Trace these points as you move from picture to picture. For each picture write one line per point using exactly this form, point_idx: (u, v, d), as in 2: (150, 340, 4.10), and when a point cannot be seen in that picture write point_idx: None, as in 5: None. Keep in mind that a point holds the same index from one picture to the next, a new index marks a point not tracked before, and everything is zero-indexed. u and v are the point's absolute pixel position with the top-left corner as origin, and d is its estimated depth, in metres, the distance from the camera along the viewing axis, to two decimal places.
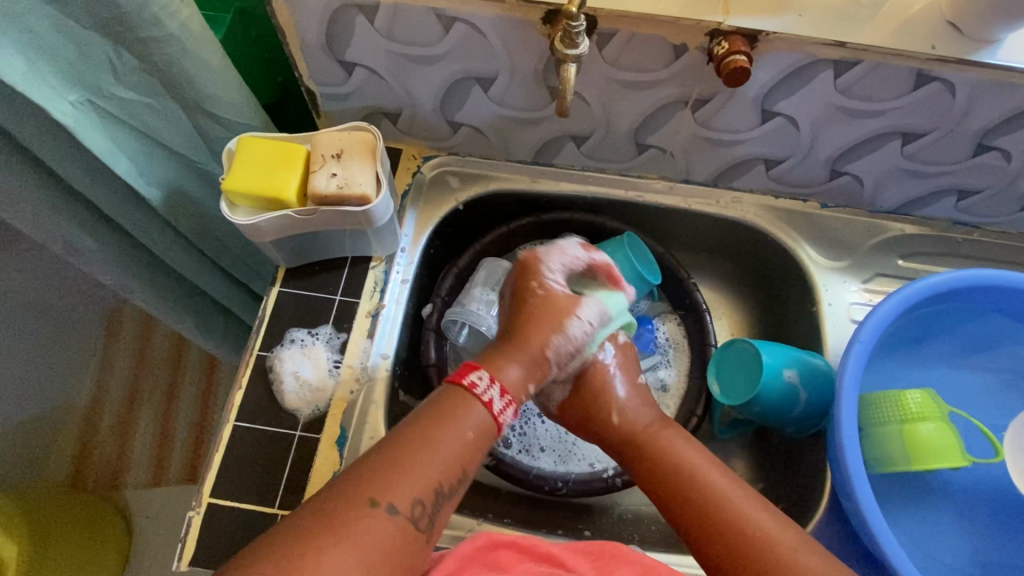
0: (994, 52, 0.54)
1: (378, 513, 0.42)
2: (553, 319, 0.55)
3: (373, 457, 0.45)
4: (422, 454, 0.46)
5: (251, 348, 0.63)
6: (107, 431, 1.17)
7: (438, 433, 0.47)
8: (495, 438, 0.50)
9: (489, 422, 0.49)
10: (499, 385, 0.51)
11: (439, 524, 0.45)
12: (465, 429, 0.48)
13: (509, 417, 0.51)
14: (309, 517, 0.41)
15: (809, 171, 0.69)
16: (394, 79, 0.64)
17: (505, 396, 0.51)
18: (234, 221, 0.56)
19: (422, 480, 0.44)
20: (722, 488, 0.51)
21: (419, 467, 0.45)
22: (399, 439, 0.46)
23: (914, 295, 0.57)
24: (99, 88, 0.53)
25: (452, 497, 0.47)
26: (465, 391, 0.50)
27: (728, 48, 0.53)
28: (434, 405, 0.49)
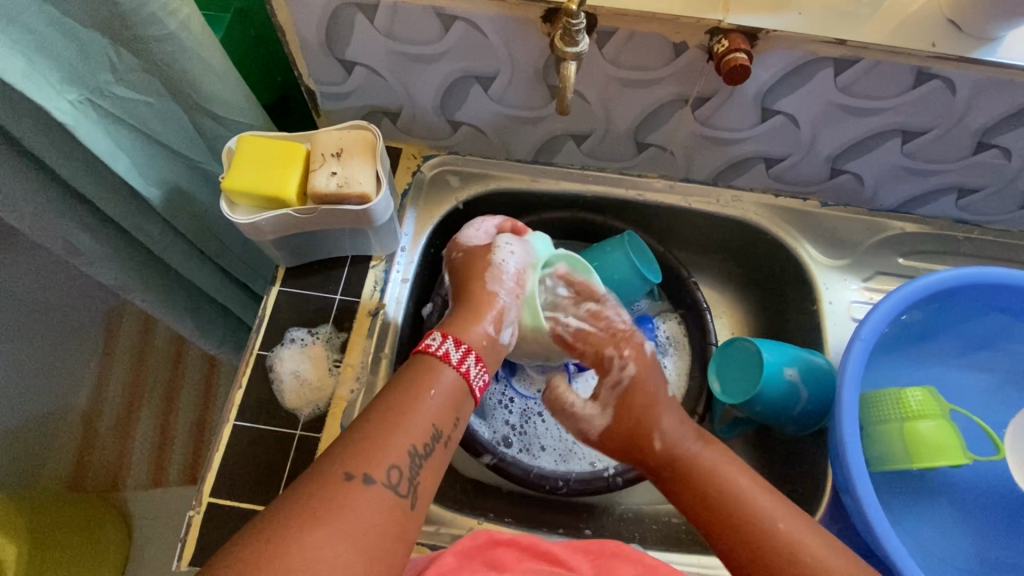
0: (994, 50, 0.54)
1: (355, 484, 0.43)
2: (483, 265, 0.61)
3: (342, 436, 0.46)
4: (389, 419, 0.47)
5: (251, 347, 0.63)
6: (106, 432, 1.17)
7: (400, 399, 0.48)
8: (466, 398, 0.52)
9: (460, 382, 0.52)
10: (454, 338, 0.54)
11: (422, 488, 0.46)
12: (428, 389, 0.50)
13: (475, 367, 0.54)
14: (287, 503, 0.41)
15: (809, 170, 0.69)
16: (394, 77, 0.64)
17: (461, 345, 0.54)
18: (234, 220, 0.56)
19: (394, 447, 0.45)
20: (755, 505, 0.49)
21: (391, 435, 0.46)
22: (364, 413, 0.48)
23: (914, 293, 0.57)
24: (98, 87, 0.53)
25: (431, 461, 0.47)
26: (428, 354, 0.53)
27: (728, 46, 0.53)
28: (396, 376, 0.51)
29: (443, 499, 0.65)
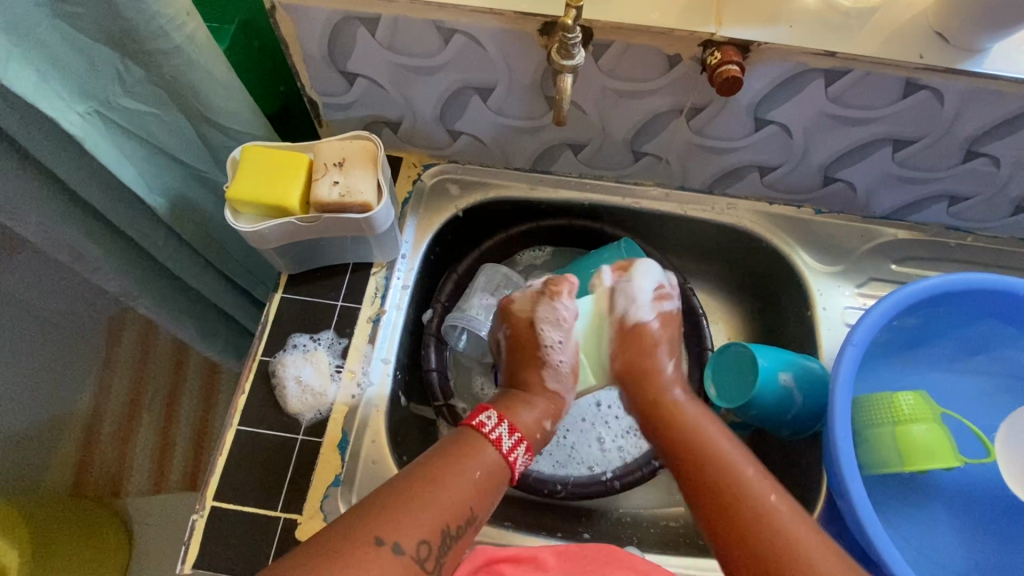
0: (980, 61, 0.55)
1: (383, 552, 0.43)
2: (529, 357, 0.61)
3: (377, 495, 0.47)
4: (430, 492, 0.47)
5: (253, 353, 0.64)
6: (107, 438, 1.18)
7: (443, 472, 0.49)
8: (502, 483, 0.53)
9: (500, 462, 0.53)
10: (507, 423, 0.55)
11: (445, 570, 0.46)
12: (473, 469, 0.50)
13: (521, 455, 0.55)
14: (316, 552, 0.42)
15: (803, 177, 0.70)
16: (395, 88, 0.65)
17: (514, 433, 0.55)
18: (238, 228, 0.58)
19: (428, 522, 0.46)
20: (732, 470, 0.52)
21: (428, 510, 0.46)
22: (405, 478, 0.49)
23: (906, 298, 0.58)
24: (107, 99, 0.55)
25: (459, 542, 0.48)
26: (475, 431, 0.54)
27: (720, 58, 0.55)
28: (440, 448, 0.52)
29: None
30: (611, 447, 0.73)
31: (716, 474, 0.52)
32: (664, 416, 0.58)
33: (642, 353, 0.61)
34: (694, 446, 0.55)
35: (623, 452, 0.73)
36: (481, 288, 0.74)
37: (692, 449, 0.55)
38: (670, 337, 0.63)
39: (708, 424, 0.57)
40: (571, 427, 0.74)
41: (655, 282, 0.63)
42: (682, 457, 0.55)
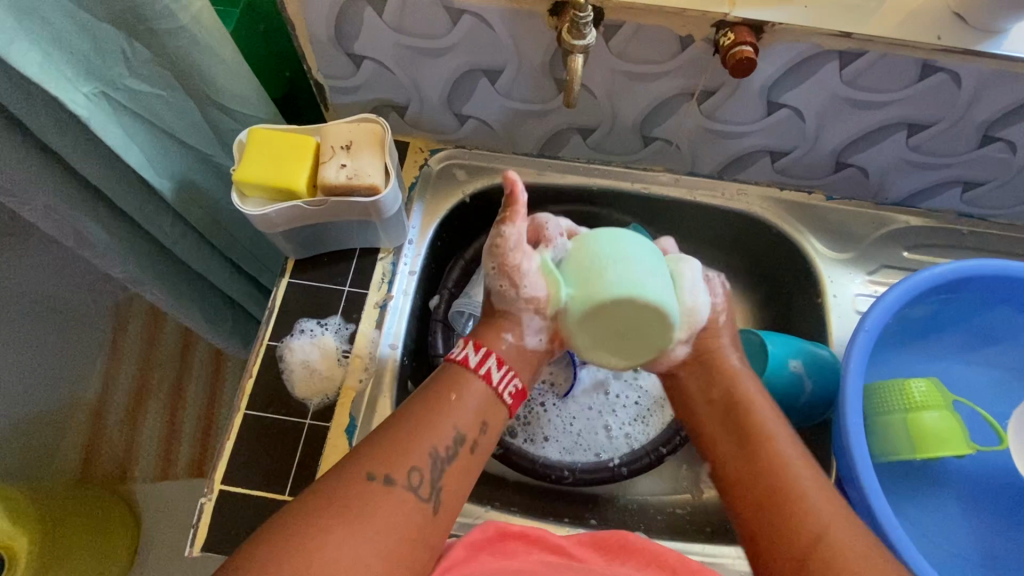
0: (999, 43, 0.54)
1: (375, 486, 0.44)
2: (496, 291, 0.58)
3: (368, 435, 0.48)
4: (413, 426, 0.48)
5: (261, 338, 0.64)
6: (114, 425, 1.18)
7: (427, 403, 0.49)
8: (498, 405, 0.52)
9: (489, 395, 0.52)
10: (475, 343, 0.54)
11: (445, 493, 0.46)
12: (450, 394, 0.50)
13: (495, 369, 0.53)
14: (317, 495, 0.43)
15: (815, 163, 0.69)
16: (402, 71, 0.65)
17: (481, 350, 0.53)
18: (245, 211, 0.57)
19: (417, 451, 0.46)
20: (786, 457, 0.51)
21: (413, 440, 0.47)
22: (391, 416, 0.49)
23: (919, 285, 0.57)
24: (113, 81, 0.54)
25: (452, 466, 0.48)
26: (462, 364, 0.52)
27: (733, 39, 0.54)
28: (426, 378, 0.52)
29: None
30: (618, 435, 0.73)
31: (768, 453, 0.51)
32: (739, 400, 0.56)
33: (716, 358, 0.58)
34: (758, 434, 0.53)
35: (630, 439, 0.73)
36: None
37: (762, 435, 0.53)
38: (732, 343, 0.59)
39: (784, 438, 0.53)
40: (577, 415, 0.74)
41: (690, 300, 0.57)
42: (727, 409, 0.56)
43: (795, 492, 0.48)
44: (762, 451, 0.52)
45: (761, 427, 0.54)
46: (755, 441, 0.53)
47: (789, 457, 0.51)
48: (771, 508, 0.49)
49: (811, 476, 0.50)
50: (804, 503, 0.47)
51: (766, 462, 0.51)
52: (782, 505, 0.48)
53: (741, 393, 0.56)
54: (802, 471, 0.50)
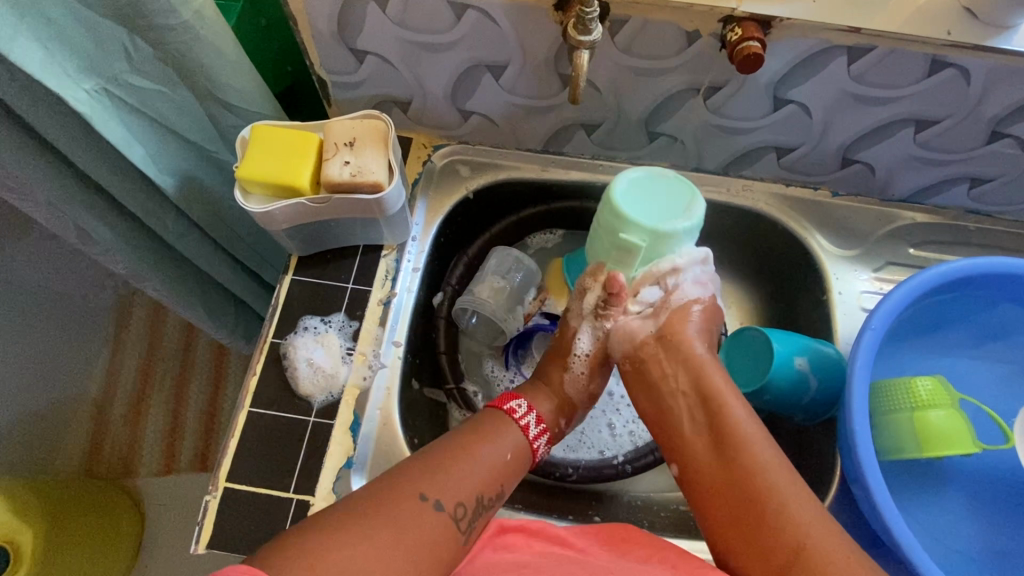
0: (1009, 38, 0.53)
1: (425, 507, 0.45)
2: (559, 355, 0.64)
3: (416, 456, 0.50)
4: (465, 461, 0.50)
5: (265, 335, 0.64)
6: (118, 420, 1.18)
7: (476, 440, 0.52)
8: (527, 459, 0.56)
9: (523, 442, 0.56)
10: (536, 414, 0.58)
11: (478, 533, 0.49)
12: (502, 445, 0.53)
13: (543, 445, 0.58)
14: (364, 500, 0.44)
15: (821, 159, 0.69)
16: (405, 67, 0.64)
17: (541, 423, 0.58)
18: (248, 208, 0.57)
19: (466, 487, 0.48)
20: (761, 460, 0.52)
21: (463, 474, 0.49)
22: (440, 443, 0.52)
23: (926, 283, 0.57)
24: (114, 77, 0.54)
25: (490, 509, 0.50)
26: (501, 411, 0.57)
27: (741, 34, 0.53)
28: (475, 420, 0.55)
29: None
30: (621, 432, 0.73)
31: (742, 457, 0.52)
32: (709, 396, 0.57)
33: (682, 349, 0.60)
34: (732, 436, 0.54)
35: (634, 437, 0.73)
36: (493, 273, 0.74)
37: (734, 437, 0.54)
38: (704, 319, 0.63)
39: (758, 439, 0.53)
40: None
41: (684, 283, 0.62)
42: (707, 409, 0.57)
43: (771, 499, 0.49)
44: (737, 454, 0.53)
45: (733, 429, 0.54)
46: (727, 444, 0.54)
47: (764, 461, 0.51)
48: (749, 516, 0.49)
49: (789, 479, 0.50)
50: (779, 511, 0.48)
51: (741, 467, 0.52)
52: (751, 511, 0.50)
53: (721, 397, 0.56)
54: (778, 474, 0.50)
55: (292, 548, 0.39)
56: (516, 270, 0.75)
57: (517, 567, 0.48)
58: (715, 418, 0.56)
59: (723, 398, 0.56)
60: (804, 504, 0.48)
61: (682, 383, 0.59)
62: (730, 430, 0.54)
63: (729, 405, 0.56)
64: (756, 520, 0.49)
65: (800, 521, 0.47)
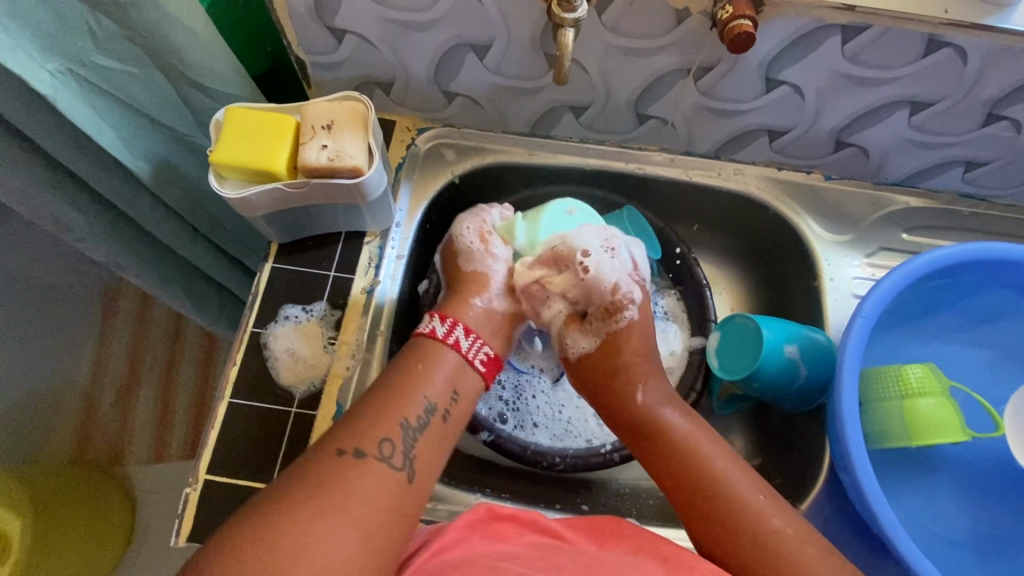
0: (1008, 17, 0.52)
1: (351, 461, 0.44)
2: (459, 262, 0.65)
3: (346, 409, 0.49)
4: (388, 400, 0.49)
5: (244, 325, 0.62)
6: (106, 408, 1.17)
7: (395, 378, 0.51)
8: (468, 371, 0.55)
9: (460, 362, 0.55)
10: (441, 318, 0.58)
11: (419, 462, 0.47)
12: (416, 364, 0.53)
13: (463, 336, 0.57)
14: (284, 485, 0.42)
15: (814, 142, 0.67)
16: (386, 47, 0.62)
17: (446, 321, 0.57)
18: (222, 194, 0.55)
19: (383, 424, 0.47)
20: (737, 492, 0.51)
21: (386, 413, 0.48)
22: (367, 389, 0.51)
23: (917, 269, 0.56)
24: (79, 57, 0.51)
25: (424, 436, 0.49)
26: (429, 337, 0.56)
27: (732, 12, 0.51)
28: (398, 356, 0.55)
29: (441, 475, 0.64)
30: None
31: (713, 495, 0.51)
32: (661, 436, 0.56)
33: (628, 372, 0.60)
34: (682, 460, 0.54)
35: None
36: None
37: (687, 455, 0.54)
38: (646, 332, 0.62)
39: (708, 447, 0.54)
40: (567, 402, 0.73)
41: (612, 281, 0.61)
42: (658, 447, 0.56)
43: (738, 511, 0.50)
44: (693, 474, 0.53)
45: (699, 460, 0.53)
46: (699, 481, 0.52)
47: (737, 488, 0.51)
48: (718, 523, 0.50)
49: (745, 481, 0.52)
50: (749, 519, 0.49)
51: (724, 502, 0.51)
52: (747, 538, 0.49)
53: (670, 431, 0.56)
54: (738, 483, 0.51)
55: (225, 544, 0.38)
56: None
57: (502, 556, 0.48)
58: (652, 445, 0.56)
59: (653, 414, 0.57)
60: (775, 514, 0.49)
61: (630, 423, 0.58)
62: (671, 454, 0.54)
63: (662, 423, 0.56)
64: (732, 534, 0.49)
65: (773, 527, 0.49)
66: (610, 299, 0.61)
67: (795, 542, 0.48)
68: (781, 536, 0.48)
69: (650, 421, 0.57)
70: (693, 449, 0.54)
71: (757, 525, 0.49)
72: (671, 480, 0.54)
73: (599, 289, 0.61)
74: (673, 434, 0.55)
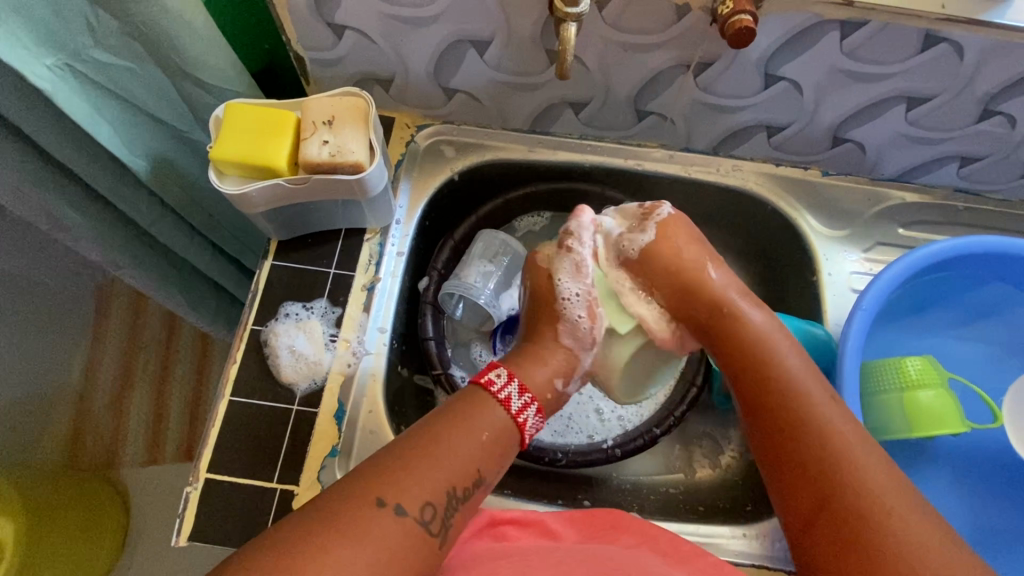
0: (1003, 13, 0.52)
1: (387, 516, 0.41)
2: (547, 307, 0.60)
3: (383, 452, 0.45)
4: (437, 459, 0.45)
5: (244, 322, 0.62)
6: (101, 410, 1.16)
7: (453, 432, 0.48)
8: (513, 445, 0.51)
9: (511, 428, 0.51)
10: (517, 383, 0.54)
11: (453, 530, 0.44)
12: (480, 429, 0.49)
13: (532, 416, 0.53)
14: (313, 516, 0.40)
15: (812, 138, 0.68)
16: (386, 43, 0.62)
17: (525, 395, 0.53)
18: (223, 190, 0.55)
19: (431, 485, 0.44)
20: (825, 416, 0.50)
21: (434, 470, 0.45)
22: (411, 434, 0.47)
23: (915, 263, 0.56)
24: (77, 51, 0.51)
25: (467, 504, 0.46)
26: (489, 391, 0.52)
27: (732, 7, 0.51)
28: (451, 403, 0.51)
29: None
30: (610, 417, 0.72)
31: (787, 398, 0.51)
32: (761, 341, 0.54)
33: (700, 280, 0.58)
34: (796, 401, 0.51)
35: (623, 421, 0.72)
36: (479, 257, 0.72)
37: (763, 357, 0.54)
38: (690, 234, 0.60)
39: (780, 341, 0.54)
40: (567, 399, 0.73)
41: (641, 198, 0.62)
42: (743, 355, 0.55)
43: (844, 466, 0.47)
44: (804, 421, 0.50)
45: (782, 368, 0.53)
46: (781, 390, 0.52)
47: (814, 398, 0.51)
48: (791, 453, 0.49)
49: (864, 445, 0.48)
50: (843, 454, 0.47)
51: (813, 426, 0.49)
52: (836, 474, 0.47)
53: (745, 328, 0.55)
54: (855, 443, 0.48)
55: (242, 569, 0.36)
56: (503, 253, 0.73)
57: (507, 554, 0.48)
58: (738, 351, 0.55)
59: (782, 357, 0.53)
60: (864, 447, 0.48)
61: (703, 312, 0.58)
62: (803, 397, 0.51)
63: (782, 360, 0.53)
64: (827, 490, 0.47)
65: (876, 491, 0.45)
66: (642, 208, 0.62)
67: (877, 487, 0.46)
68: (875, 501, 0.45)
69: (766, 356, 0.53)
70: (804, 392, 0.51)
71: (857, 486, 0.46)
72: (784, 420, 0.51)
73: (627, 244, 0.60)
74: (748, 331, 0.55)
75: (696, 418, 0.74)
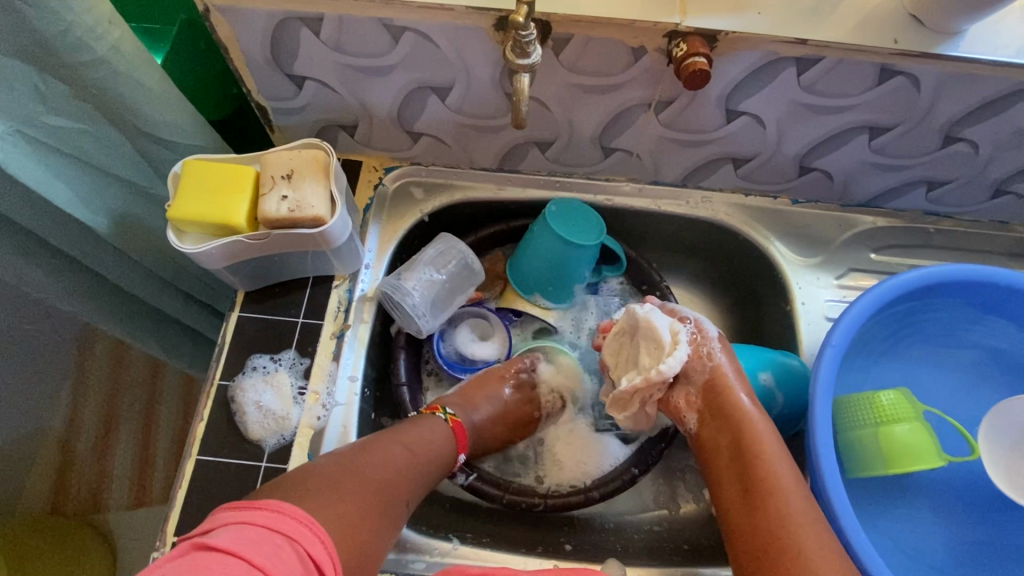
0: (956, 45, 0.52)
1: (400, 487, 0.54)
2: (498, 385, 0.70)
3: (382, 439, 0.56)
4: (422, 452, 0.58)
5: (211, 377, 0.61)
6: (84, 453, 1.01)
7: (434, 447, 0.60)
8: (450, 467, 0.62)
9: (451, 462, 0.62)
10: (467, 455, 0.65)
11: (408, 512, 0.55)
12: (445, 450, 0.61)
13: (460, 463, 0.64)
14: (347, 472, 0.50)
15: (779, 168, 0.68)
16: (346, 90, 0.62)
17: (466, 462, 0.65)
18: (182, 249, 0.54)
19: (416, 475, 0.56)
20: (790, 512, 0.50)
21: (421, 467, 0.57)
22: (409, 436, 0.58)
23: (884, 295, 0.56)
24: (29, 119, 0.50)
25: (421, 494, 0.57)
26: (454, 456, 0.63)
27: (686, 50, 0.51)
28: (430, 427, 0.62)
29: (420, 522, 0.63)
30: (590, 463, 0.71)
31: (762, 493, 0.52)
32: (745, 445, 0.56)
33: (715, 388, 0.60)
34: (765, 488, 0.52)
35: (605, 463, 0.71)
36: (429, 262, 0.69)
37: (753, 452, 0.55)
38: (730, 354, 0.61)
39: (766, 432, 0.56)
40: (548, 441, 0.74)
41: (665, 327, 0.59)
42: (730, 451, 0.57)
43: (792, 545, 0.48)
44: (765, 507, 0.51)
45: (760, 463, 0.54)
46: (754, 486, 0.53)
47: (786, 499, 0.51)
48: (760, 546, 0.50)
49: (818, 530, 0.49)
50: (795, 548, 0.48)
51: (769, 518, 0.51)
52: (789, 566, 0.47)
53: (743, 423, 0.57)
54: (811, 526, 0.49)
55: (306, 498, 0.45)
56: (455, 263, 0.70)
57: None
58: (726, 443, 0.57)
59: (767, 455, 0.54)
60: (814, 534, 0.48)
61: (722, 438, 0.58)
62: (775, 487, 0.52)
63: (768, 457, 0.54)
64: (773, 556, 0.49)
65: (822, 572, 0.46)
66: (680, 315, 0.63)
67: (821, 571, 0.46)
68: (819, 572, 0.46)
69: (752, 450, 0.55)
70: (779, 483, 0.52)
71: (797, 556, 0.47)
72: (752, 514, 0.52)
73: (661, 343, 0.59)
74: (743, 427, 0.56)
75: (678, 452, 0.74)
